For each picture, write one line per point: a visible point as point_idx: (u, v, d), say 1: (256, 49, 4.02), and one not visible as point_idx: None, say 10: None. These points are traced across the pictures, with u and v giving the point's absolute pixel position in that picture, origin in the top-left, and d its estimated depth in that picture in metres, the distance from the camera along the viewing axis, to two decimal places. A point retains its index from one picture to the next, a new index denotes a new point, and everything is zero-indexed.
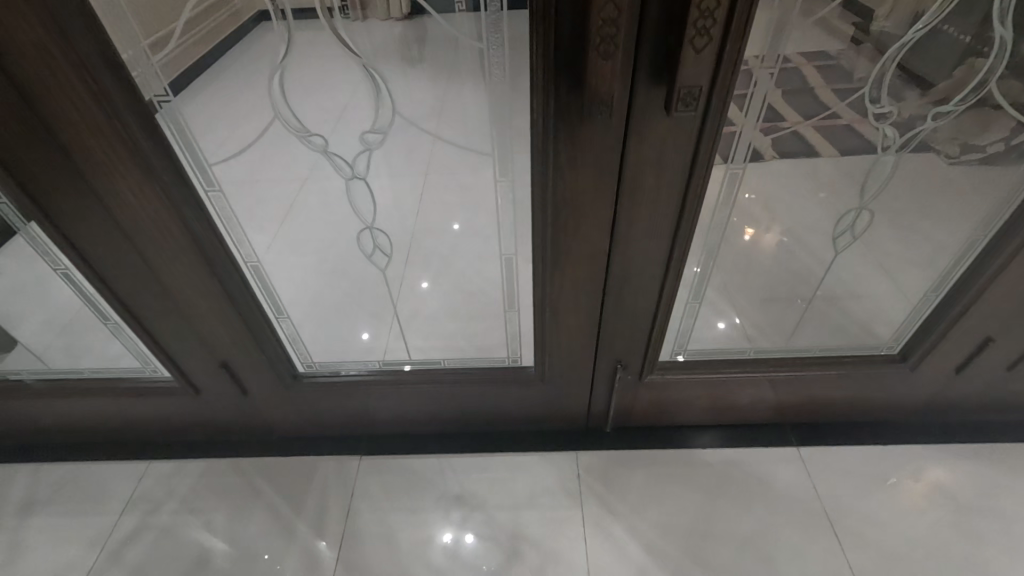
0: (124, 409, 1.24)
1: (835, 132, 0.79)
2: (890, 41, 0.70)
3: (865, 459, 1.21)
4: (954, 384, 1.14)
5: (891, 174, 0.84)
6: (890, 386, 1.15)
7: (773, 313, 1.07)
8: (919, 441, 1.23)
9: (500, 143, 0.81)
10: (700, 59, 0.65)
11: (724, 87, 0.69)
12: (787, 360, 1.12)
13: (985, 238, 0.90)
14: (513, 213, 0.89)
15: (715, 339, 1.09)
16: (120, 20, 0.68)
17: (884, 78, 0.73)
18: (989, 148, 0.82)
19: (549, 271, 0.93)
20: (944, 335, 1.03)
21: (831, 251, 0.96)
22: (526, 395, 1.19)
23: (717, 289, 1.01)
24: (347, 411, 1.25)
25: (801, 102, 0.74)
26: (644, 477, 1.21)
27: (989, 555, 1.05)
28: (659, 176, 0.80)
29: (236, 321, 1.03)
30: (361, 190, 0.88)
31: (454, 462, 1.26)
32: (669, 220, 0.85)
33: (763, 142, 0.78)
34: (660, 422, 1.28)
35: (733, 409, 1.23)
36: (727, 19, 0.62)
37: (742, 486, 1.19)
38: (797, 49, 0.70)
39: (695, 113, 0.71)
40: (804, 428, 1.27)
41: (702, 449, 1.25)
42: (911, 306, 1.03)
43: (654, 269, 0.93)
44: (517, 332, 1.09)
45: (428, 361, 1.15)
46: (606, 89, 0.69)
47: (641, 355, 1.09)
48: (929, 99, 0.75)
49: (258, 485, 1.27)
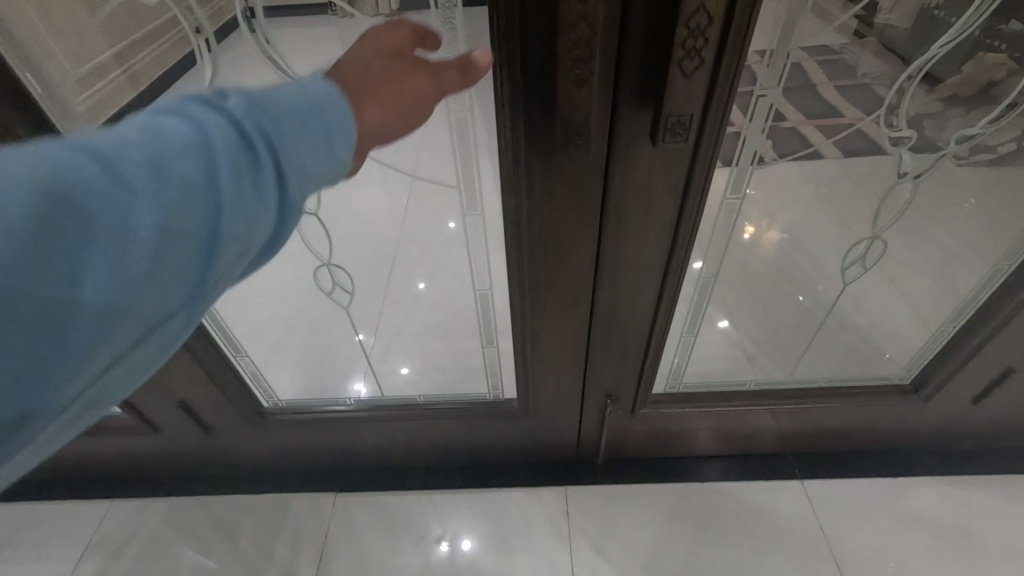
0: (80, 446, 1.16)
1: (839, 133, 0.65)
2: (892, 33, 0.57)
3: (874, 491, 1.13)
4: (969, 413, 1.07)
5: (909, 200, 0.73)
6: (902, 416, 1.08)
7: (780, 341, 0.99)
8: (933, 471, 1.15)
9: (466, 178, 0.73)
10: (690, 84, 0.57)
11: (719, 115, 0.60)
12: (792, 392, 1.05)
13: (1011, 266, 0.80)
14: (487, 244, 0.81)
15: (709, 370, 1.03)
16: (24, 44, 0.61)
17: (899, 87, 0.61)
18: (1000, 149, 0.68)
19: (526, 301, 0.84)
20: (961, 366, 0.94)
21: (839, 284, 0.86)
22: (512, 429, 1.11)
23: (720, 309, 0.91)
24: (321, 446, 1.17)
25: (806, 104, 0.62)
26: (638, 513, 1.13)
27: None
28: (647, 207, 0.72)
29: (190, 360, 0.95)
30: (315, 227, 0.80)
31: (436, 498, 1.18)
32: (658, 255, 0.78)
33: (768, 145, 0.65)
34: (657, 454, 1.20)
35: (734, 440, 1.16)
36: (721, 37, 0.54)
37: (744, 523, 1.10)
38: (802, 44, 0.57)
39: (685, 142, 0.63)
40: (810, 457, 1.19)
41: (701, 482, 1.17)
42: (927, 335, 0.94)
43: (644, 305, 0.85)
44: (498, 366, 1.01)
45: (401, 400, 1.09)
46: (581, 118, 0.61)
47: (633, 389, 1.01)
48: (935, 96, 0.62)
49: (227, 523, 1.18)
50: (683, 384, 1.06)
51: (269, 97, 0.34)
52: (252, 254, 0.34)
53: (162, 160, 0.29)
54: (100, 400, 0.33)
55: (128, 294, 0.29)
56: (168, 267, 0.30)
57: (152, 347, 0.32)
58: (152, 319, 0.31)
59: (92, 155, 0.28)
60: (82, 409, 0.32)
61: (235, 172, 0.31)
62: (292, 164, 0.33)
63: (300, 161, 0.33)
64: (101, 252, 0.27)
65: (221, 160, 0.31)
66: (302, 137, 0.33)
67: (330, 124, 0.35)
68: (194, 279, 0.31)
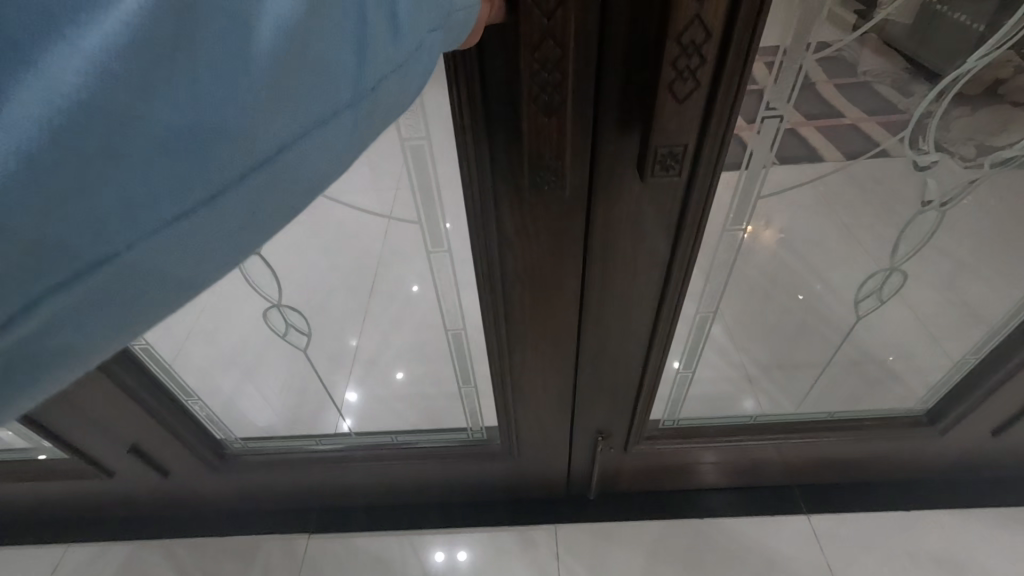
0: (28, 489, 1.06)
1: (841, 133, 0.63)
2: (893, 30, 0.55)
3: (886, 525, 1.08)
4: (987, 445, 1.03)
5: (937, 227, 0.73)
6: (912, 447, 1.04)
7: (792, 374, 0.95)
8: (948, 503, 1.10)
9: (428, 210, 0.68)
10: (682, 109, 0.54)
11: (714, 142, 0.58)
12: (807, 424, 1.02)
13: None
14: (456, 280, 0.76)
15: (709, 397, 0.98)
16: None
17: (928, 111, 0.61)
18: (1008, 150, 0.66)
19: (503, 335, 0.79)
20: (987, 393, 0.92)
21: (852, 317, 0.85)
22: (503, 468, 1.05)
23: (723, 333, 0.87)
24: (298, 486, 1.09)
25: (816, 111, 0.60)
26: (637, 556, 1.05)
27: None
28: (636, 240, 0.68)
29: (137, 401, 0.88)
30: (259, 264, 0.74)
31: (420, 539, 1.10)
32: (652, 288, 0.74)
33: (774, 155, 0.63)
34: (659, 488, 1.13)
35: (739, 473, 1.09)
36: (716, 58, 0.51)
37: (748, 564, 1.03)
38: (813, 53, 0.56)
39: (677, 176, 0.60)
40: (816, 489, 1.13)
41: (706, 518, 1.10)
42: (948, 367, 0.93)
43: (636, 340, 0.81)
44: (478, 407, 0.96)
45: (380, 441, 1.03)
46: (552, 151, 0.56)
47: (626, 424, 0.96)
48: (942, 96, 0.60)
49: (189, 568, 1.09)
50: (682, 419, 1.01)
51: None
52: (407, 75, 0.30)
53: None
54: (264, 219, 0.28)
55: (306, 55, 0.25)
56: (338, 32, 0.26)
57: (317, 152, 0.27)
58: (322, 108, 0.26)
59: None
60: (248, 221, 0.27)
61: None
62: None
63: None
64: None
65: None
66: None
67: None
68: (358, 66, 0.27)
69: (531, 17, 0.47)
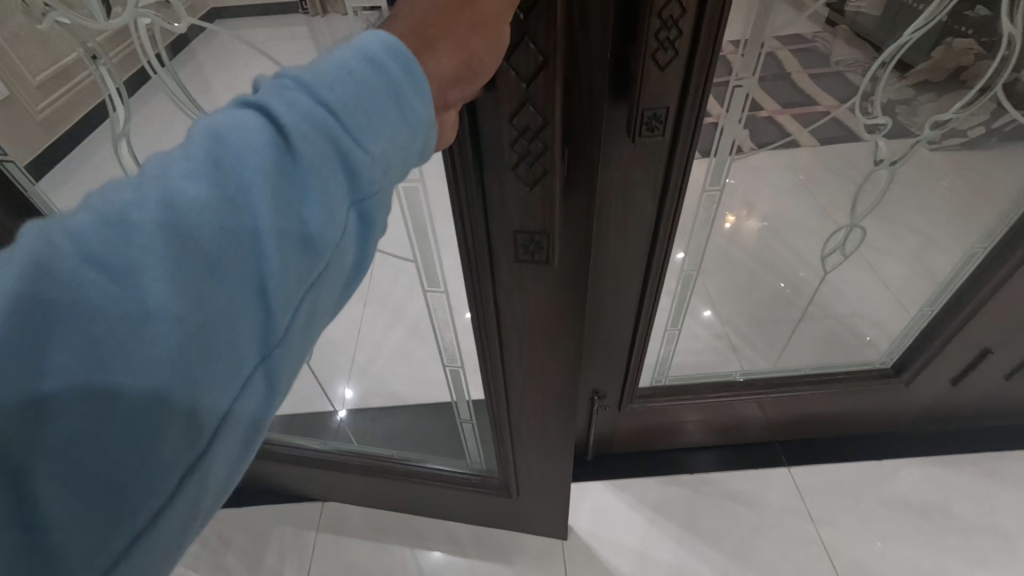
0: None
1: (814, 119, 0.67)
2: (865, 23, 0.60)
3: (859, 472, 1.16)
4: (949, 395, 1.10)
5: (886, 186, 0.77)
6: (883, 399, 1.10)
7: (767, 332, 1.01)
8: (915, 451, 1.18)
9: (422, 251, 0.70)
10: (664, 76, 0.56)
11: (696, 106, 0.60)
12: (775, 378, 1.07)
13: (985, 249, 0.85)
14: (452, 321, 0.80)
15: (694, 364, 1.04)
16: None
17: (874, 74, 0.64)
18: (970, 133, 0.72)
19: (502, 385, 0.80)
20: (943, 346, 0.98)
21: (819, 274, 0.90)
22: (505, 503, 1.05)
23: (703, 300, 0.92)
24: (304, 481, 1.15)
25: (781, 92, 0.63)
26: (629, 509, 1.13)
27: (983, 568, 1.02)
28: (626, 205, 0.71)
29: None
30: None
31: (420, 524, 1.16)
32: (644, 241, 0.75)
33: (745, 135, 0.66)
34: (650, 448, 1.21)
35: (725, 431, 1.17)
36: (695, 28, 0.53)
37: (732, 513, 1.12)
38: (777, 34, 0.58)
39: (663, 135, 0.62)
40: (796, 444, 1.21)
41: (692, 472, 1.18)
42: (907, 320, 0.99)
43: (627, 311, 0.85)
44: (477, 450, 1.02)
45: (379, 453, 1.08)
46: (545, 203, 0.56)
47: (621, 382, 0.99)
48: (908, 82, 0.65)
49: (207, 539, 1.16)
50: (672, 379, 1.05)
51: (321, 67, 0.27)
52: (333, 275, 0.29)
53: (195, 181, 0.24)
54: (211, 483, 0.28)
55: (199, 341, 0.24)
56: (236, 290, 0.25)
57: (236, 426, 0.27)
58: (234, 381, 0.26)
59: (105, 208, 0.23)
60: (176, 528, 0.27)
61: (280, 191, 0.26)
62: (366, 138, 0.27)
63: (375, 139, 0.28)
64: (143, 314, 0.22)
65: (277, 158, 0.25)
66: (370, 100, 0.27)
67: (393, 74, 0.28)
68: (262, 319, 0.26)
69: (514, 79, 0.46)
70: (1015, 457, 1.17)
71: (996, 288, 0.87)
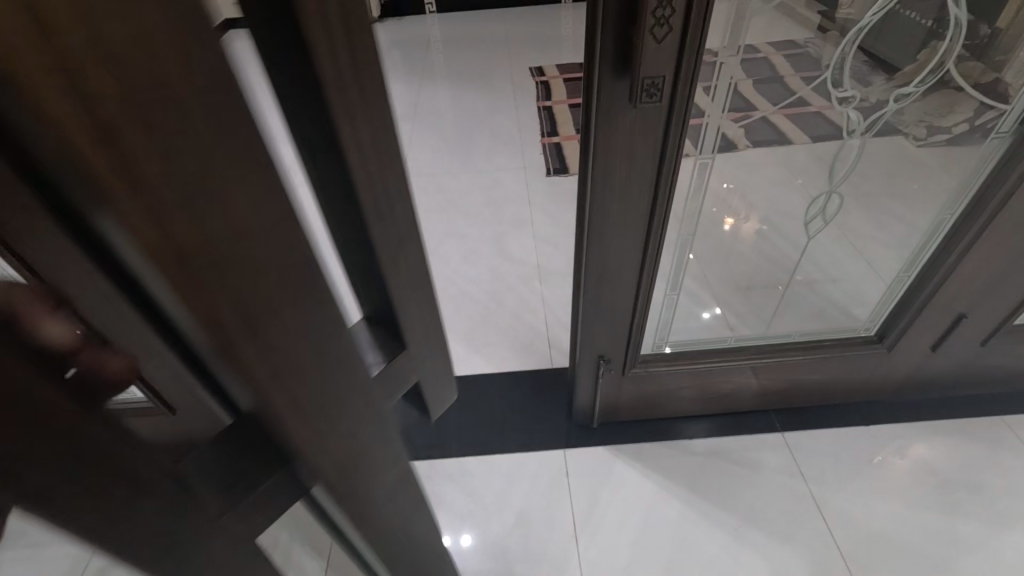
0: None
1: (805, 119, 0.81)
2: (852, 26, 0.72)
3: (847, 439, 1.24)
4: (929, 360, 1.17)
5: (856, 160, 0.87)
6: (865, 365, 1.17)
7: (752, 300, 1.10)
8: (901, 418, 1.26)
9: None
10: (661, 48, 0.64)
11: (688, 76, 0.68)
12: (766, 347, 1.14)
13: (951, 217, 0.94)
14: None
15: (698, 328, 1.12)
16: None
17: (839, 62, 0.75)
18: (953, 130, 0.85)
19: None
20: (917, 312, 1.04)
21: (804, 236, 0.98)
22: None
23: (695, 279, 1.03)
24: None
25: (765, 88, 0.77)
26: (629, 473, 1.21)
27: (961, 520, 1.11)
28: (626, 173, 0.77)
29: None
30: None
31: None
32: (642, 212, 0.83)
33: (730, 124, 0.79)
34: (649, 416, 1.28)
35: (723, 398, 1.24)
36: (687, 7, 0.61)
37: (728, 475, 1.20)
38: (762, 38, 0.72)
39: (660, 102, 0.69)
40: (787, 412, 1.29)
41: (690, 440, 1.26)
42: (885, 289, 1.07)
43: (627, 278, 0.93)
44: None
45: None
46: (314, 462, 0.31)
47: (625, 349, 1.07)
48: (893, 83, 0.78)
49: None
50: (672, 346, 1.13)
51: None
52: None
53: None
54: None
55: None
56: None
57: None
58: None
59: None
60: None
61: None
62: None
63: None
64: None
65: None
66: None
67: None
68: None
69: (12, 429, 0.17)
70: (994, 423, 1.25)
71: (960, 256, 0.94)
